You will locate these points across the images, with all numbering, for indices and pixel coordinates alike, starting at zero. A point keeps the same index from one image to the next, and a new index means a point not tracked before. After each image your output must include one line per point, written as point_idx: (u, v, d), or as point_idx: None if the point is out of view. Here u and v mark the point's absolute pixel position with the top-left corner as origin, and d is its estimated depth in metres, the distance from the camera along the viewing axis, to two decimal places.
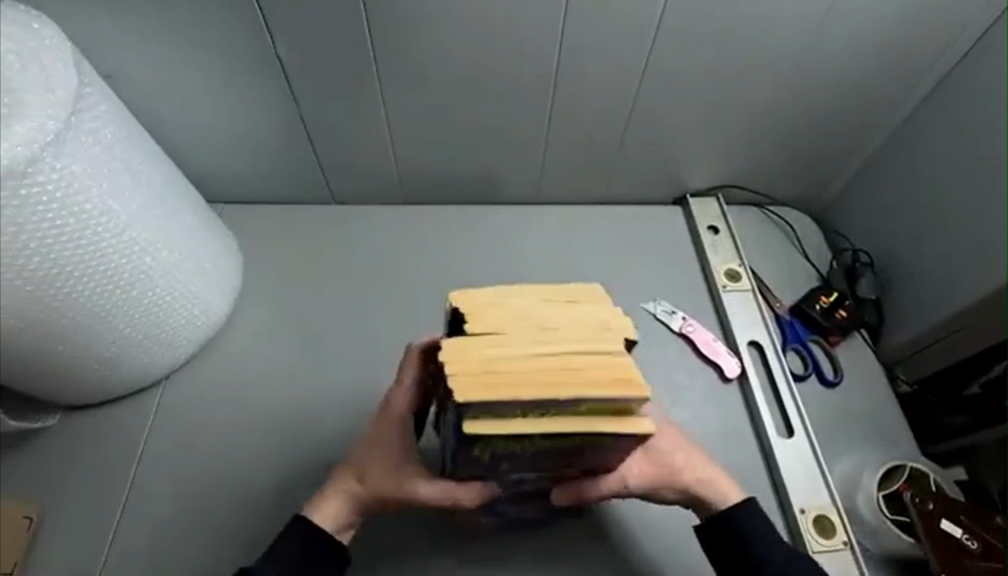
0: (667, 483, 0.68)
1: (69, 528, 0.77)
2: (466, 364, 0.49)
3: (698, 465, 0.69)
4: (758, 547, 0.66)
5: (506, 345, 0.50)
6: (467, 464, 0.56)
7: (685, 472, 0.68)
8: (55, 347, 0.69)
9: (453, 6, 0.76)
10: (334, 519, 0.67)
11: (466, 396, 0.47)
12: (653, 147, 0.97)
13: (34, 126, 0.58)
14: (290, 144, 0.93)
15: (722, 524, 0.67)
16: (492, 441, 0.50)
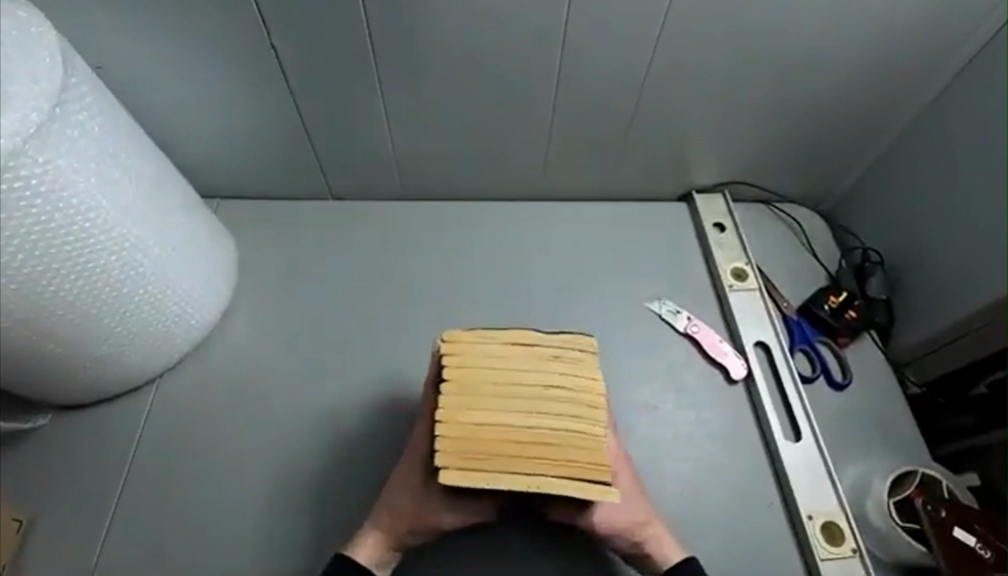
0: (622, 535, 0.70)
1: (61, 530, 0.75)
2: (451, 431, 0.58)
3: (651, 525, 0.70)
4: None
5: (489, 416, 0.59)
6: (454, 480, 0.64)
7: (638, 531, 0.70)
8: (43, 345, 0.67)
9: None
10: (375, 560, 0.69)
11: (449, 455, 0.57)
12: (659, 141, 0.95)
13: (17, 119, 0.55)
14: (287, 138, 0.91)
15: None
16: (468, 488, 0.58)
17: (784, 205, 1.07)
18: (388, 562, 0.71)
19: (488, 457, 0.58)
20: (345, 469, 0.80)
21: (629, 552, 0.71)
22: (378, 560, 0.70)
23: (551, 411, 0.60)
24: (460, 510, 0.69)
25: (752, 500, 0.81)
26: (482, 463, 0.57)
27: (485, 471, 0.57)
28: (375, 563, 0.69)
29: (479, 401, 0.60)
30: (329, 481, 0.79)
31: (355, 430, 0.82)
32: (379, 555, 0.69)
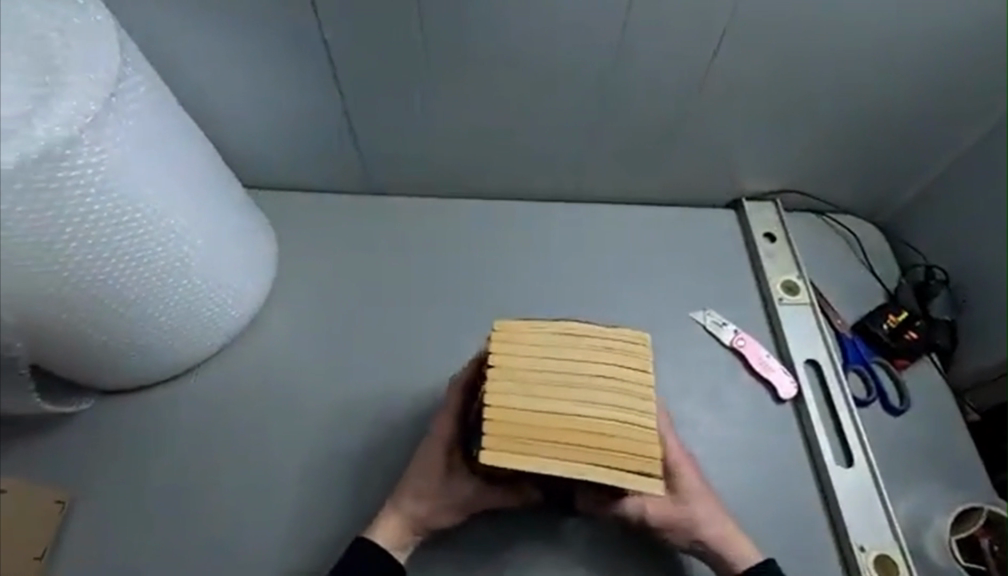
0: (683, 533, 0.67)
1: (101, 513, 0.76)
2: (499, 415, 0.56)
3: (719, 525, 0.67)
4: None
5: (537, 403, 0.56)
6: None
7: (702, 529, 0.67)
8: (94, 328, 0.68)
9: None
10: (396, 542, 0.67)
11: (494, 438, 0.55)
12: (711, 145, 0.91)
13: (73, 107, 0.56)
14: (331, 134, 0.89)
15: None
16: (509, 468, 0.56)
17: (840, 217, 1.02)
18: (407, 546, 0.68)
19: (534, 443, 0.55)
20: (378, 471, 0.78)
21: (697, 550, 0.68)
22: (399, 544, 0.67)
23: (601, 402, 0.57)
24: (486, 495, 0.69)
25: (800, 524, 0.77)
26: (528, 449, 0.55)
27: (531, 457, 0.55)
28: (395, 546, 0.67)
29: (527, 386, 0.57)
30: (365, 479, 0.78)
31: (389, 431, 0.81)
32: (401, 539, 0.67)
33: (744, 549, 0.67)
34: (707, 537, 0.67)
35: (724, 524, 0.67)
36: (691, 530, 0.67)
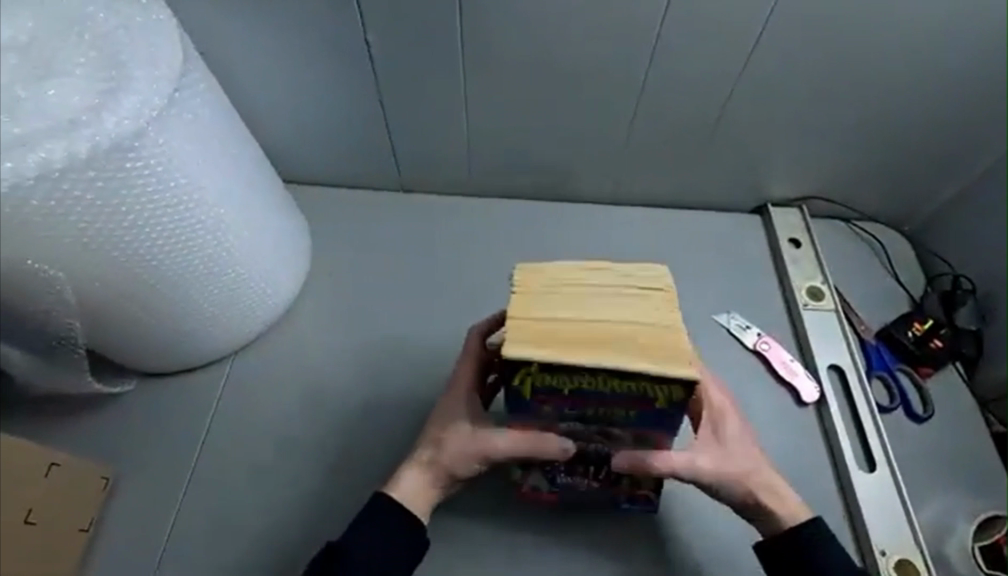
0: (732, 487, 0.66)
1: (142, 491, 0.79)
2: (521, 316, 0.53)
3: (762, 481, 0.66)
4: None
5: (560, 307, 0.54)
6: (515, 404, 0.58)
7: (751, 482, 0.66)
8: (147, 313, 0.71)
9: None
10: (411, 495, 0.65)
11: (515, 336, 0.52)
12: (740, 151, 0.92)
13: (140, 100, 0.59)
14: (366, 132, 0.92)
15: (785, 547, 0.64)
16: (533, 372, 0.52)
17: (865, 225, 1.03)
18: (424, 501, 0.66)
19: (557, 341, 0.52)
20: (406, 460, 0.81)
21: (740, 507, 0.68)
22: (415, 497, 0.65)
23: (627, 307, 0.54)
24: (510, 446, 0.62)
25: None
26: (552, 346, 0.51)
27: (555, 352, 0.51)
28: (410, 498, 0.65)
29: (551, 289, 0.55)
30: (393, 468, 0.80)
31: (417, 421, 0.83)
32: (418, 493, 0.65)
33: (789, 507, 0.66)
34: (750, 493, 0.66)
35: (768, 481, 0.67)
36: (736, 486, 0.66)
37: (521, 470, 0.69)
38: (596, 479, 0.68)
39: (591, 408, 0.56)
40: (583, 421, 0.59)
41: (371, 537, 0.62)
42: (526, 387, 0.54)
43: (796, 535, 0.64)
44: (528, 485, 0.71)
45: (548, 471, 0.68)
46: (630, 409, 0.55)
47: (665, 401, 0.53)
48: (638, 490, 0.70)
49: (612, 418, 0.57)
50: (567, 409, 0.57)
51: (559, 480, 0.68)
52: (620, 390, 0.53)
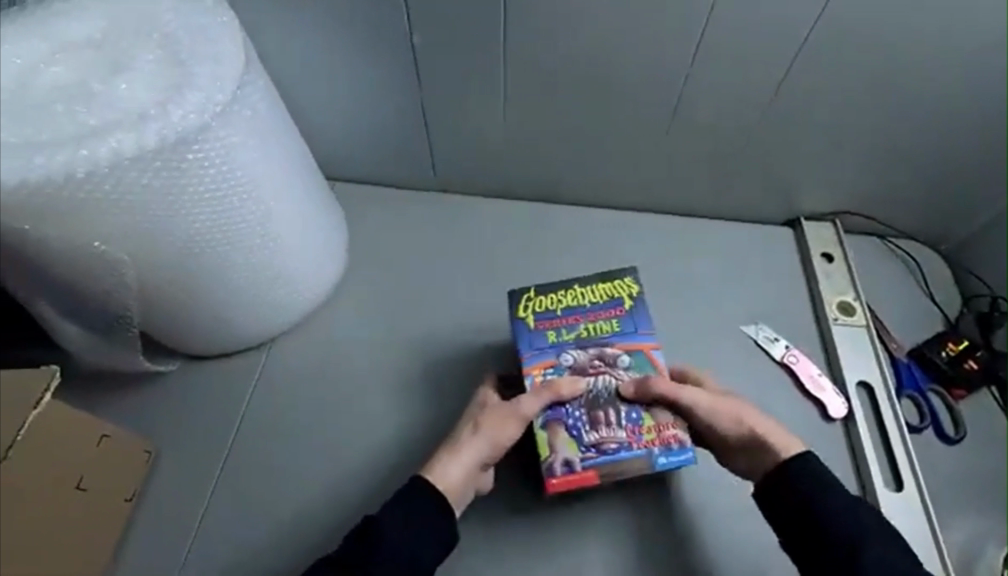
0: (728, 424, 0.71)
1: (182, 467, 0.83)
2: None
3: (742, 412, 0.70)
4: (818, 520, 0.64)
5: None
6: (524, 340, 0.75)
7: (744, 417, 0.71)
8: (194, 298, 0.75)
9: (595, 6, 0.76)
10: (440, 474, 0.68)
11: None
12: (774, 164, 0.93)
13: (205, 97, 0.63)
14: (406, 133, 0.95)
15: (780, 480, 0.67)
16: (530, 298, 0.77)
17: (901, 242, 1.01)
18: (452, 481, 0.68)
19: None
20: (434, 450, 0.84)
21: (734, 447, 0.72)
22: (443, 478, 0.68)
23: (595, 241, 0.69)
24: (528, 400, 0.69)
25: None
26: None
27: None
28: (438, 477, 0.68)
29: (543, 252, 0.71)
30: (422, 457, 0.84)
31: (442, 417, 0.86)
32: (445, 474, 0.68)
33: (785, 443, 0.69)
34: (735, 426, 0.70)
35: (753, 415, 0.71)
36: (719, 421, 0.71)
37: (547, 443, 0.70)
38: (621, 425, 0.70)
39: (582, 326, 0.75)
40: (582, 346, 0.74)
41: (406, 516, 0.65)
42: (528, 317, 0.76)
43: (788, 469, 0.67)
44: (560, 463, 0.69)
45: (571, 426, 0.70)
46: (610, 317, 0.75)
47: (630, 299, 0.76)
48: (664, 429, 0.70)
49: (603, 333, 0.75)
50: (567, 333, 0.75)
51: (586, 438, 0.70)
52: (595, 298, 0.76)
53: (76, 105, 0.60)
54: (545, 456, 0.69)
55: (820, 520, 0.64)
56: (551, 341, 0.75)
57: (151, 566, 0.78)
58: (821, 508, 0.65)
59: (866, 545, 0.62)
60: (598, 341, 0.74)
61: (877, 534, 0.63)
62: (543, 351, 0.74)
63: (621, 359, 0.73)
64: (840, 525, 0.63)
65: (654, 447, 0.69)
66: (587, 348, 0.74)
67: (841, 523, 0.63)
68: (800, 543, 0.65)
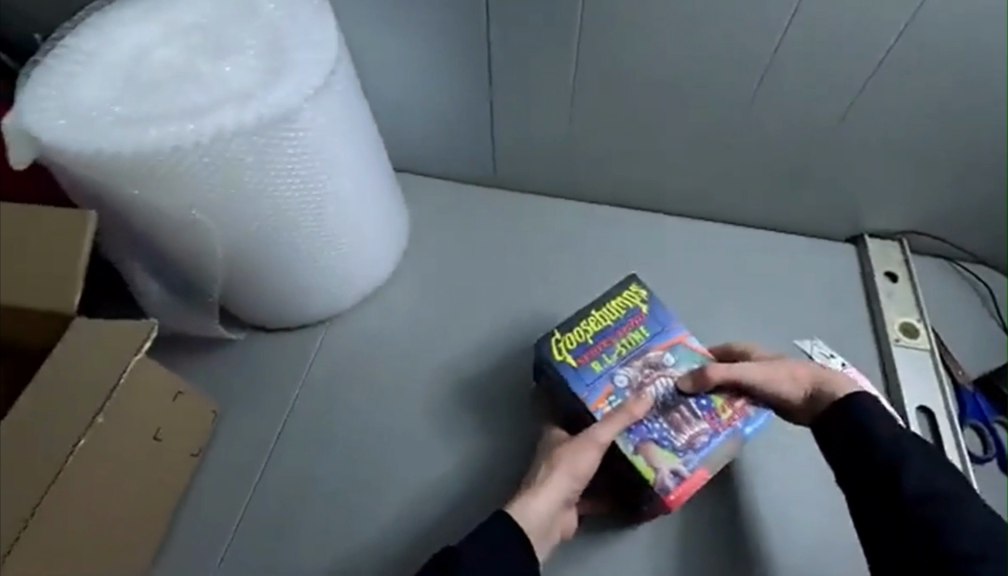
0: (782, 383, 0.74)
1: (243, 429, 0.88)
2: None
3: (792, 365, 0.75)
4: (861, 442, 0.66)
5: None
6: (575, 380, 0.78)
7: (795, 372, 0.75)
8: (270, 270, 0.81)
9: (655, 10, 0.78)
10: (523, 504, 0.70)
11: None
12: (841, 178, 0.92)
13: (302, 81, 0.67)
14: (473, 128, 0.97)
15: (838, 417, 0.69)
16: (560, 340, 0.80)
17: (974, 266, 0.98)
18: (536, 512, 0.70)
19: None
20: (482, 435, 0.87)
21: (799, 401, 0.74)
22: (527, 508, 0.70)
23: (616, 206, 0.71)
24: (603, 427, 0.73)
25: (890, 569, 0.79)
26: None
27: None
28: (522, 507, 0.70)
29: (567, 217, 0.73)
30: (471, 441, 0.87)
31: (492, 404, 0.89)
32: (529, 504, 0.70)
33: (842, 385, 0.72)
34: (791, 379, 0.74)
35: (803, 368, 0.75)
36: (774, 377, 0.75)
37: (648, 465, 0.75)
38: (699, 416, 0.77)
39: (618, 344, 0.79)
40: (627, 363, 0.79)
41: (486, 546, 0.66)
42: (567, 359, 0.79)
43: (841, 403, 0.69)
44: (669, 477, 0.74)
45: (662, 439, 0.75)
46: (636, 327, 0.80)
47: (641, 303, 0.82)
48: (734, 403, 0.78)
49: (637, 343, 0.80)
50: (608, 357, 0.79)
51: (677, 443, 0.76)
52: (615, 316, 0.81)
53: (187, 83, 0.66)
54: (653, 478, 0.74)
55: (862, 445, 0.66)
56: (598, 370, 0.78)
57: (211, 521, 0.82)
58: (865, 431, 0.66)
59: (907, 467, 0.63)
60: (638, 351, 0.79)
61: (917, 453, 0.64)
62: (597, 382, 0.78)
63: (666, 359, 0.79)
64: (879, 444, 0.65)
65: (736, 422, 0.77)
66: (632, 361, 0.79)
67: (878, 443, 0.65)
68: (849, 471, 0.67)
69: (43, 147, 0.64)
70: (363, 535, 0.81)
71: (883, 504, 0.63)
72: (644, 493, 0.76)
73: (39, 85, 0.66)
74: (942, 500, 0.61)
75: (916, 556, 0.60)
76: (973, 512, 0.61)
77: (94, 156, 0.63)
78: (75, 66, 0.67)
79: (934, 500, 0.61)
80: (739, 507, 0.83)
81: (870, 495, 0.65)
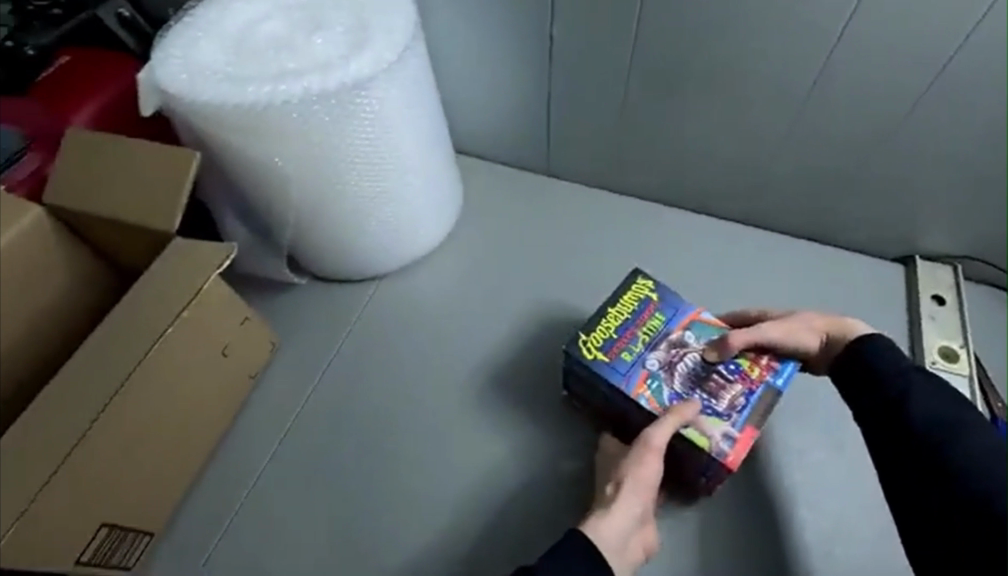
0: (799, 335, 0.79)
1: (292, 363, 0.98)
2: None
3: (807, 318, 0.80)
4: (874, 379, 0.71)
5: None
6: (612, 374, 0.80)
7: (808, 323, 0.80)
8: (331, 224, 0.91)
9: (709, 14, 0.82)
10: (597, 519, 0.72)
11: None
12: (890, 193, 0.92)
13: (378, 55, 0.77)
14: (530, 116, 1.04)
15: (854, 359, 0.74)
16: (587, 341, 0.82)
17: None
18: (610, 523, 0.72)
19: None
20: (504, 397, 0.94)
21: (815, 349, 0.79)
22: (601, 521, 0.72)
23: None
24: (655, 428, 0.75)
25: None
26: None
27: None
28: (597, 521, 0.72)
29: None
30: (494, 401, 0.94)
31: (518, 371, 0.96)
32: (602, 517, 0.72)
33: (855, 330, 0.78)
34: (809, 329, 0.79)
35: (816, 318, 0.80)
36: (791, 331, 0.80)
37: (701, 435, 0.76)
38: (732, 377, 0.80)
39: (641, 333, 0.83)
40: (653, 348, 0.82)
41: (557, 559, 0.68)
42: (599, 356, 0.81)
43: (856, 346, 0.74)
44: (723, 441, 0.76)
45: (705, 407, 0.78)
46: (653, 314, 0.84)
47: (650, 292, 0.86)
48: (759, 360, 0.81)
49: (658, 328, 0.83)
50: (635, 346, 0.82)
51: (721, 407, 0.78)
52: (630, 307, 0.85)
53: (284, 52, 0.77)
54: (709, 448, 0.76)
55: (874, 382, 0.70)
56: (630, 360, 0.81)
57: (259, 438, 0.93)
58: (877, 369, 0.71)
59: (914, 397, 0.67)
60: (660, 335, 0.83)
61: (921, 384, 0.67)
62: (633, 371, 0.80)
63: (687, 337, 0.83)
64: (888, 382, 0.69)
65: (766, 377, 0.80)
66: (658, 346, 0.82)
67: (887, 380, 0.69)
68: (865, 410, 0.70)
69: (168, 97, 0.77)
70: (385, 470, 0.89)
71: (898, 439, 0.66)
72: (704, 464, 0.78)
73: (168, 46, 0.79)
74: (953, 427, 0.64)
75: (935, 485, 0.63)
76: (984, 436, 0.64)
77: (204, 106, 0.75)
78: (197, 32, 0.80)
79: (941, 422, 0.65)
80: (746, 500, 0.85)
81: (886, 432, 0.68)
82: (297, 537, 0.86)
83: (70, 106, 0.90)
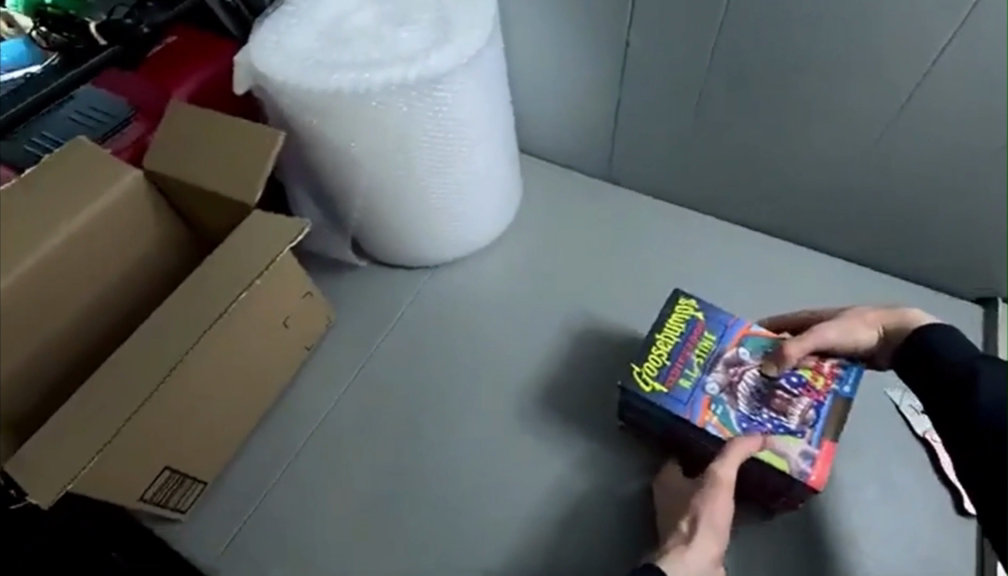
0: (855, 334, 0.78)
1: (345, 340, 1.03)
2: None
3: (860, 312, 0.79)
4: (937, 360, 0.70)
5: None
6: (673, 404, 0.78)
7: (862, 318, 0.79)
8: (397, 210, 0.94)
9: (797, 27, 0.80)
10: (670, 553, 0.74)
11: None
12: (973, 224, 0.88)
13: (458, 50, 0.80)
14: (598, 121, 1.05)
15: (916, 354, 0.72)
16: (641, 372, 0.81)
17: None
18: (683, 557, 0.73)
19: None
20: (546, 395, 0.95)
21: (874, 344, 0.79)
22: (674, 557, 0.73)
23: None
24: (721, 462, 0.74)
25: None
26: None
27: None
28: (670, 556, 0.73)
29: None
30: (536, 397, 0.95)
31: (562, 372, 0.97)
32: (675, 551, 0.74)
33: (911, 319, 0.77)
34: (865, 323, 0.78)
35: (869, 311, 0.79)
36: (847, 329, 0.79)
37: (777, 455, 0.74)
38: (798, 391, 0.78)
39: (694, 356, 0.81)
40: (710, 370, 0.80)
41: None
42: (657, 387, 0.79)
43: (918, 340, 0.73)
44: (802, 459, 0.74)
45: (775, 426, 0.76)
46: (703, 335, 0.83)
47: (694, 311, 0.84)
48: (822, 368, 0.79)
49: (710, 349, 0.82)
50: (691, 371, 0.80)
51: (792, 424, 0.76)
52: (679, 330, 0.83)
53: (370, 42, 0.81)
54: (787, 468, 0.74)
55: (937, 363, 0.70)
56: (688, 386, 0.79)
57: (308, 406, 0.98)
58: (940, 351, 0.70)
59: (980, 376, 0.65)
60: (715, 356, 0.81)
61: (991, 369, 0.66)
62: (693, 398, 0.78)
63: (742, 354, 0.81)
64: (951, 363, 0.68)
65: (832, 385, 0.78)
66: (716, 368, 0.80)
67: (952, 363, 0.68)
68: (929, 390, 0.70)
69: (259, 77, 0.82)
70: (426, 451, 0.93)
71: (961, 421, 0.65)
72: (786, 485, 0.76)
73: (263, 31, 0.84)
74: None
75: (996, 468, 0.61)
76: None
77: (292, 88, 0.80)
78: (290, 19, 0.84)
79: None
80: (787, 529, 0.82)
81: (948, 413, 0.67)
82: (338, 502, 0.90)
83: (168, 81, 0.96)
